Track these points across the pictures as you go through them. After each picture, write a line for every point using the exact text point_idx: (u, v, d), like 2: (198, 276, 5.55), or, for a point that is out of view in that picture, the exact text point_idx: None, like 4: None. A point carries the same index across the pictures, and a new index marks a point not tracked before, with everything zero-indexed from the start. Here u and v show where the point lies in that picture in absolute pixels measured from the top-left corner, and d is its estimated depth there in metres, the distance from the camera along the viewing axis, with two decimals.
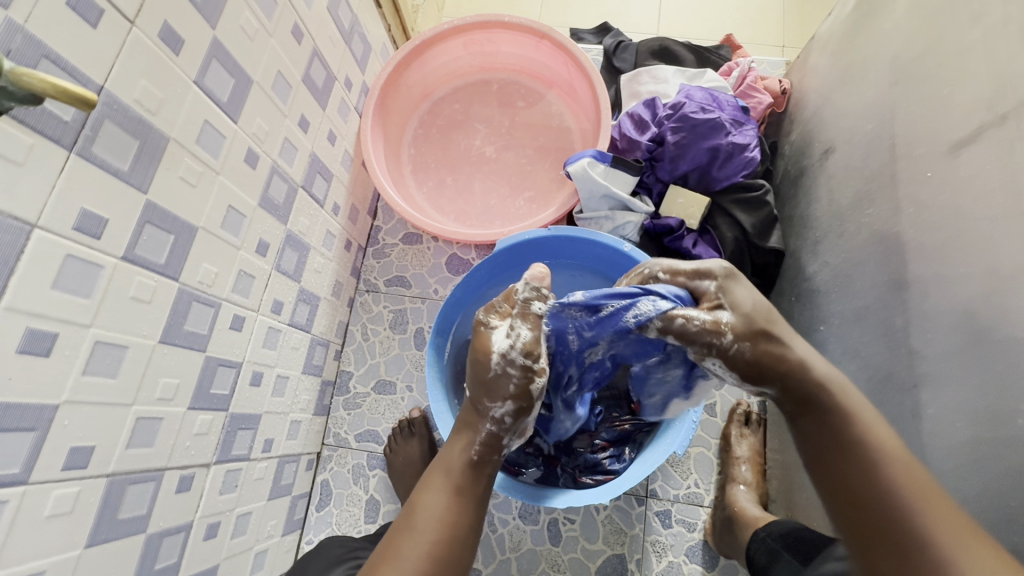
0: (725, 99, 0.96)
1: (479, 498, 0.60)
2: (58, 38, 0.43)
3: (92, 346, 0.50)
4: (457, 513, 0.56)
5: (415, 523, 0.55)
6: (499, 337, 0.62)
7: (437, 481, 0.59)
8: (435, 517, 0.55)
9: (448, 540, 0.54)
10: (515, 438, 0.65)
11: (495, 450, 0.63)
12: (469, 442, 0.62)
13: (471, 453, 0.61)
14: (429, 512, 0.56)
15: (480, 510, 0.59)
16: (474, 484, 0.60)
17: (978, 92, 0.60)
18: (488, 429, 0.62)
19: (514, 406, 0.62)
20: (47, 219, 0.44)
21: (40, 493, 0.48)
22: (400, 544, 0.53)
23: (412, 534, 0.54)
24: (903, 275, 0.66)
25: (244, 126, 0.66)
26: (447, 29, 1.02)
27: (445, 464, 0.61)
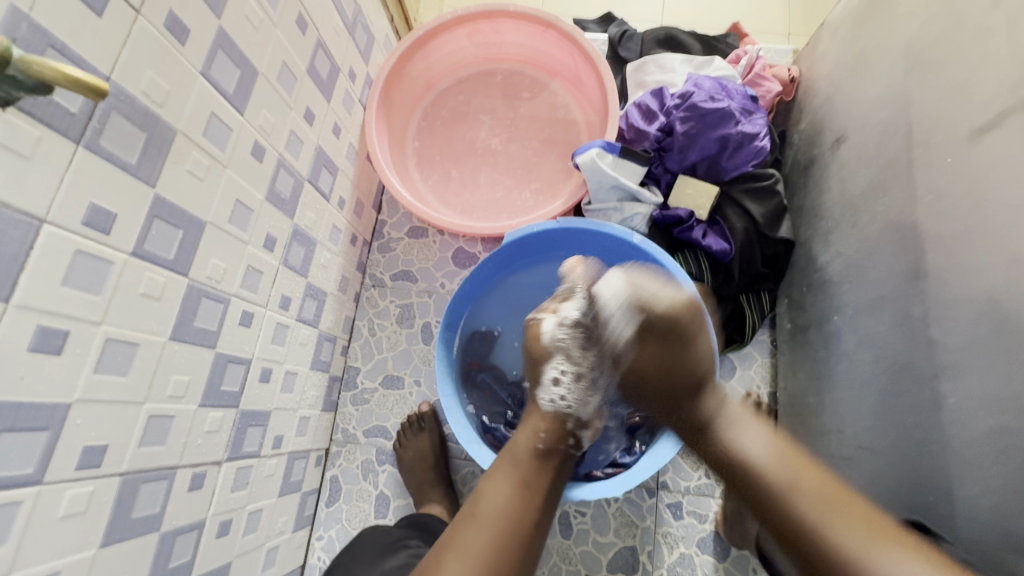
0: (734, 88, 0.95)
1: (546, 489, 0.65)
2: (64, 27, 0.42)
3: (103, 344, 0.49)
4: (518, 507, 0.61)
5: (479, 513, 0.60)
6: (551, 326, 0.73)
7: (500, 473, 0.65)
8: (502, 506, 0.61)
9: (509, 528, 0.59)
10: (580, 430, 0.73)
11: (561, 439, 0.70)
12: (536, 431, 0.69)
13: (537, 441, 0.68)
14: (495, 501, 0.61)
15: (546, 499, 0.65)
16: (540, 474, 0.66)
17: (999, 77, 0.59)
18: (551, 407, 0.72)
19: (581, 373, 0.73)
20: (56, 213, 0.43)
21: (54, 493, 0.47)
22: (465, 533, 0.58)
23: (478, 526, 0.59)
24: (920, 263, 0.66)
25: (251, 119, 0.65)
26: (451, 19, 1.00)
27: (511, 454, 0.67)
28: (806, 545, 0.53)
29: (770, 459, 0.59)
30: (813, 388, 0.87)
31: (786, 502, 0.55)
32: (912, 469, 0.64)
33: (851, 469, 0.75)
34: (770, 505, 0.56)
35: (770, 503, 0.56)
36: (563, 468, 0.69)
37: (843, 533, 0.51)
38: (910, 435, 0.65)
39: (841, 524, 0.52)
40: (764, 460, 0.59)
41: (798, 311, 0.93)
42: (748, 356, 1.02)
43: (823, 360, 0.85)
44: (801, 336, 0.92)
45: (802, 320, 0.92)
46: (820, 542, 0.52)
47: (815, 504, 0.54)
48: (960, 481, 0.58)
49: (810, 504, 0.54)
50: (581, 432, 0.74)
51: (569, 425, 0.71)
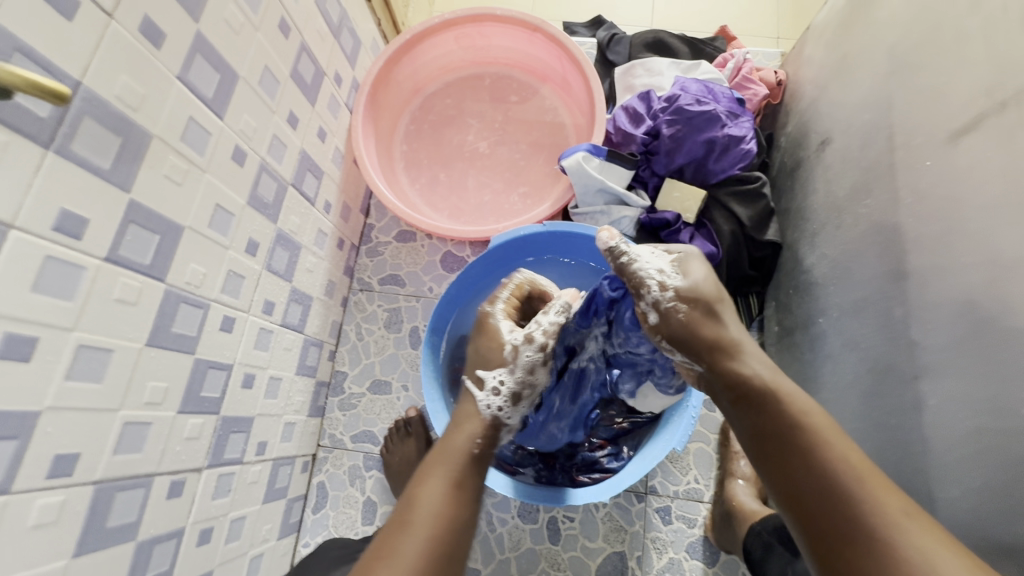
0: (720, 91, 0.95)
1: (478, 496, 0.57)
2: (32, 31, 0.42)
3: (75, 350, 0.49)
4: (457, 508, 0.54)
5: (413, 516, 0.52)
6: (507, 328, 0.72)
7: (434, 473, 0.57)
8: (439, 510, 0.52)
9: (447, 533, 0.52)
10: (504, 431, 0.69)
11: (490, 442, 0.64)
12: (471, 432, 0.63)
13: (473, 444, 0.61)
14: (429, 504, 0.53)
15: (478, 505, 0.57)
16: (473, 478, 0.58)
17: (978, 79, 0.59)
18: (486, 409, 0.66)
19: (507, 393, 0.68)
20: (25, 219, 0.43)
21: (23, 503, 0.46)
22: (396, 540, 0.50)
23: (412, 530, 0.50)
24: (902, 265, 0.66)
25: (230, 123, 0.65)
26: (437, 22, 1.00)
27: (444, 454, 0.59)
28: (822, 510, 0.46)
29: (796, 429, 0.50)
30: None
31: (816, 455, 0.48)
32: (896, 472, 0.64)
33: None
34: (792, 461, 0.49)
35: (795, 454, 0.49)
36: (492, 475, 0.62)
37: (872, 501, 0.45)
38: (894, 438, 0.65)
39: (875, 492, 0.45)
40: (806, 407, 0.51)
41: (785, 313, 0.93)
42: None
43: (810, 363, 0.84)
44: (788, 339, 0.91)
45: (789, 323, 0.92)
46: (842, 507, 0.45)
47: (848, 467, 0.47)
48: (942, 484, 0.58)
49: (840, 463, 0.47)
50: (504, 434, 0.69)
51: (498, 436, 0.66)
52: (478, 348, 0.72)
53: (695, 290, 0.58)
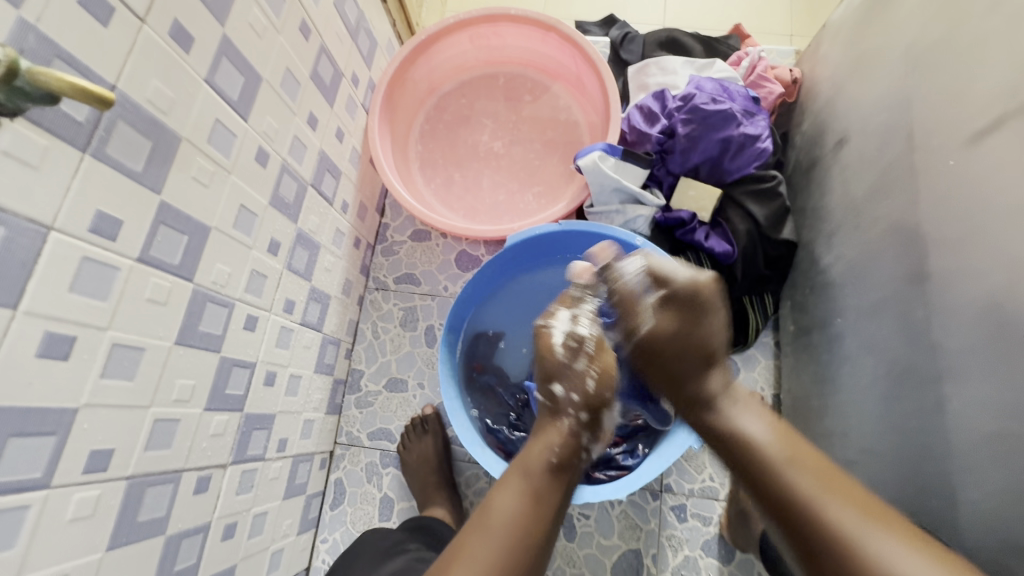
0: (736, 89, 0.95)
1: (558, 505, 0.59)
2: (71, 39, 0.43)
3: (109, 349, 0.50)
4: (530, 510, 0.57)
5: (490, 522, 0.55)
6: (564, 324, 0.70)
7: (513, 479, 0.60)
8: (511, 517, 0.56)
9: (521, 536, 0.55)
10: (593, 444, 0.67)
11: (575, 453, 0.64)
12: (558, 444, 0.63)
13: (551, 455, 0.62)
14: (503, 510, 0.56)
15: (556, 513, 0.59)
16: (552, 492, 0.60)
17: (999, 79, 0.59)
18: (565, 423, 0.65)
19: (587, 405, 0.66)
20: (63, 220, 0.44)
21: (61, 497, 0.47)
22: (473, 542, 0.54)
23: (488, 534, 0.54)
24: (922, 265, 0.66)
25: (254, 125, 0.66)
26: (452, 23, 1.01)
27: (525, 461, 0.62)
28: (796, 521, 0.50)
29: (771, 438, 0.57)
30: (817, 391, 0.87)
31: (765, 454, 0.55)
32: (915, 472, 0.64)
33: (854, 471, 0.76)
34: (763, 484, 0.54)
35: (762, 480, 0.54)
36: (573, 482, 0.63)
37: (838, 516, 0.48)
38: (913, 437, 0.65)
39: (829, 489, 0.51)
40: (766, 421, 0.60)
41: (801, 313, 0.93)
42: (751, 358, 1.02)
43: (827, 362, 0.84)
44: (804, 338, 0.92)
45: (805, 322, 0.92)
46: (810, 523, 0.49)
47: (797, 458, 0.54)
48: (963, 484, 0.58)
49: (799, 480, 0.52)
50: (592, 446, 0.67)
51: (581, 441, 0.65)
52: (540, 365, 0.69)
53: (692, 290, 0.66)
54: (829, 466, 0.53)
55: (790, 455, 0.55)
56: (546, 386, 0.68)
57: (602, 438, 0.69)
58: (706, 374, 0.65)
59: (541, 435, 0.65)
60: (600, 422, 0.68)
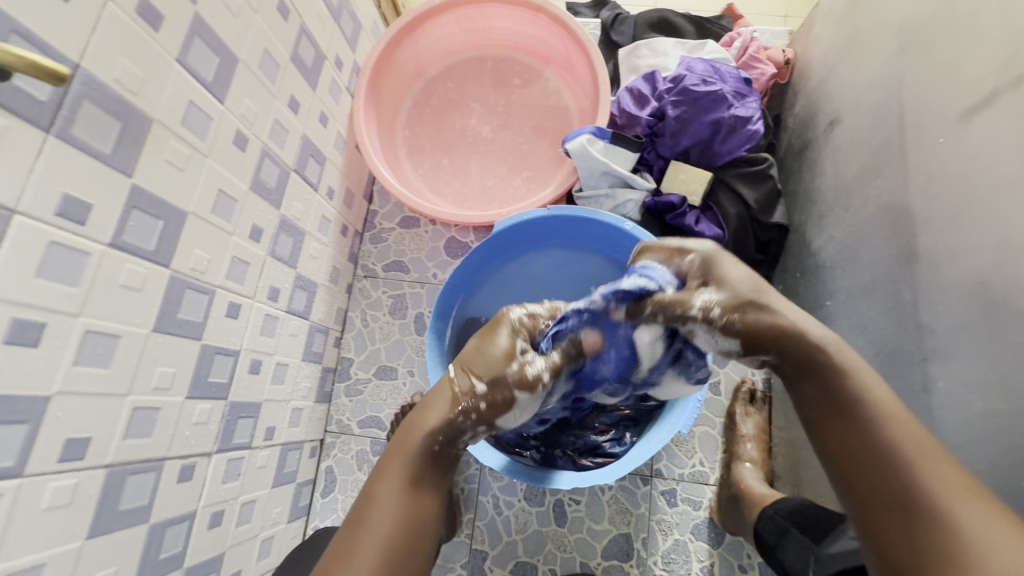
0: (727, 70, 0.93)
1: (437, 493, 0.54)
2: (30, 15, 0.41)
3: (82, 336, 0.49)
4: (417, 506, 0.52)
5: (369, 521, 0.50)
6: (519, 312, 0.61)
7: (394, 472, 0.53)
8: (395, 509, 0.51)
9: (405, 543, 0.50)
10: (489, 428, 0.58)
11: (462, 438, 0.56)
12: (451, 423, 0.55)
13: (433, 441, 0.54)
14: (385, 506, 0.51)
15: (437, 502, 0.54)
16: (432, 476, 0.54)
17: (991, 54, 0.58)
18: (461, 421, 0.55)
19: (486, 418, 0.56)
20: (27, 204, 0.43)
21: (36, 486, 0.47)
22: (357, 543, 0.49)
23: (369, 536, 0.49)
24: (912, 246, 0.65)
25: (231, 108, 0.64)
26: (439, 4, 0.99)
27: (402, 445, 0.54)
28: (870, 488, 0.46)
29: (890, 402, 0.48)
30: None
31: (876, 430, 0.47)
32: None
33: None
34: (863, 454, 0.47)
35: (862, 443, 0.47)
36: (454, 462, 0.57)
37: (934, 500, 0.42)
38: None
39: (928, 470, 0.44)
40: (868, 382, 0.50)
41: (791, 297, 0.93)
42: None
43: None
44: None
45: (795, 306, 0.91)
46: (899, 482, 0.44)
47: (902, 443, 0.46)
48: None
49: (903, 443, 0.46)
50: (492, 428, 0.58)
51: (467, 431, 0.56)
52: (477, 344, 0.58)
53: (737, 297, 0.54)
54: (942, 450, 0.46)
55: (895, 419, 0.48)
56: (465, 368, 0.57)
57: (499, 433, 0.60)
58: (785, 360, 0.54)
59: (430, 416, 0.55)
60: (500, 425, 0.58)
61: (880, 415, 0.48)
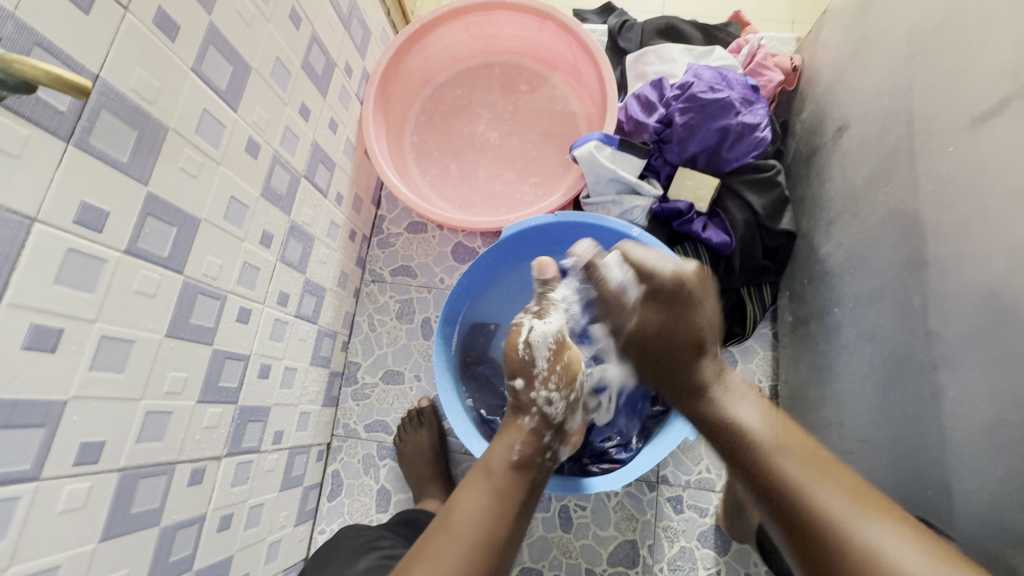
0: (734, 77, 0.94)
1: (522, 504, 0.60)
2: (51, 27, 0.42)
3: (98, 341, 0.50)
4: (495, 511, 0.58)
5: (454, 523, 0.55)
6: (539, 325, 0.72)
7: (476, 494, 0.59)
8: (475, 515, 0.56)
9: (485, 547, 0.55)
10: (559, 443, 0.71)
11: (541, 453, 0.66)
12: (528, 449, 0.65)
13: (513, 454, 0.63)
14: (466, 513, 0.57)
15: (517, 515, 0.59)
16: (514, 489, 0.61)
17: (1000, 63, 0.58)
18: (528, 423, 0.68)
19: (555, 421, 0.69)
20: (47, 212, 0.43)
21: (52, 489, 0.47)
22: (437, 541, 0.54)
23: (453, 534, 0.54)
24: (921, 254, 0.65)
25: (244, 115, 0.65)
26: (447, 11, 0.99)
27: (484, 473, 0.62)
28: (775, 504, 0.52)
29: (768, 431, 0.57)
30: (814, 381, 0.87)
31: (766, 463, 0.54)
32: (912, 462, 0.64)
33: (851, 462, 0.75)
34: (756, 475, 0.54)
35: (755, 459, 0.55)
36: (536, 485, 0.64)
37: (820, 500, 0.49)
38: (910, 428, 0.65)
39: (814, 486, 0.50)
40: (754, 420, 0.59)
41: (799, 303, 0.93)
42: (749, 349, 1.01)
43: (824, 352, 0.84)
44: (802, 329, 0.91)
45: (803, 313, 0.91)
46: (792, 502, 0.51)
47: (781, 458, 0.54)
48: (959, 474, 0.57)
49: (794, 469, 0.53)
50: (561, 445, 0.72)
51: (547, 440, 0.68)
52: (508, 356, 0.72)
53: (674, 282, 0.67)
54: (829, 461, 0.53)
55: (780, 443, 0.55)
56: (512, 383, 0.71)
57: (568, 441, 0.73)
58: (697, 364, 0.66)
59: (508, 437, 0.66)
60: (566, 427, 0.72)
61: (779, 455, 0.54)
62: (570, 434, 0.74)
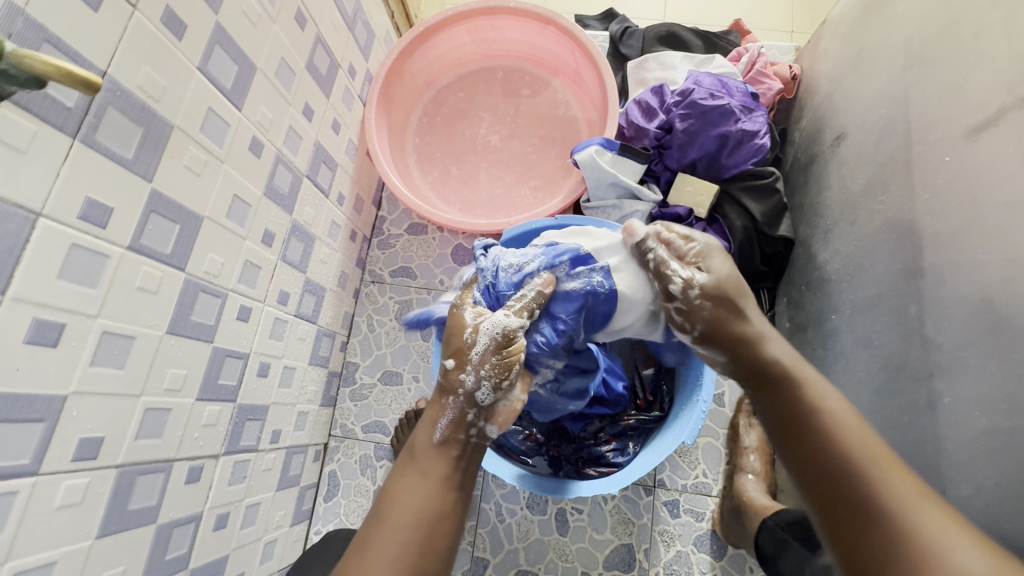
0: (734, 85, 0.94)
1: (456, 480, 0.56)
2: (59, 23, 0.42)
3: (99, 337, 0.50)
4: (432, 500, 0.52)
5: (389, 515, 0.51)
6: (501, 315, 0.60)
7: (408, 482, 0.54)
8: (412, 506, 0.51)
9: (427, 543, 0.50)
10: (486, 420, 0.60)
11: (466, 427, 0.58)
12: (450, 427, 0.58)
13: (435, 434, 0.57)
14: (403, 505, 0.51)
15: (453, 494, 0.54)
16: (443, 469, 0.55)
17: (996, 76, 0.59)
18: (451, 402, 0.59)
19: (480, 402, 0.59)
20: (52, 207, 0.44)
21: (50, 484, 0.47)
22: (376, 540, 0.49)
23: (389, 528, 0.50)
24: (917, 262, 0.65)
25: (248, 114, 0.65)
26: (451, 15, 1.00)
27: (413, 456, 0.56)
28: (834, 483, 0.46)
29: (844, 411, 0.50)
30: None
31: (830, 439, 0.48)
32: None
33: None
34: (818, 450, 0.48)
35: (812, 428, 0.50)
36: (468, 460, 0.58)
37: (885, 487, 0.44)
38: (906, 435, 0.65)
39: (884, 473, 0.45)
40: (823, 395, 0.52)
41: (796, 310, 0.93)
42: None
43: (821, 358, 0.85)
44: (799, 335, 0.92)
45: (800, 319, 0.92)
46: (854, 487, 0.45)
47: (848, 437, 0.48)
48: (954, 481, 0.58)
49: (863, 452, 0.47)
50: (487, 422, 0.60)
51: (470, 415, 0.59)
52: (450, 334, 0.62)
53: (728, 281, 0.60)
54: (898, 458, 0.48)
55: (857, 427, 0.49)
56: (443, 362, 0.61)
57: (499, 417, 0.61)
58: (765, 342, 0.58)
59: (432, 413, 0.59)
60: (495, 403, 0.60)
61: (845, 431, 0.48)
62: (498, 413, 0.61)
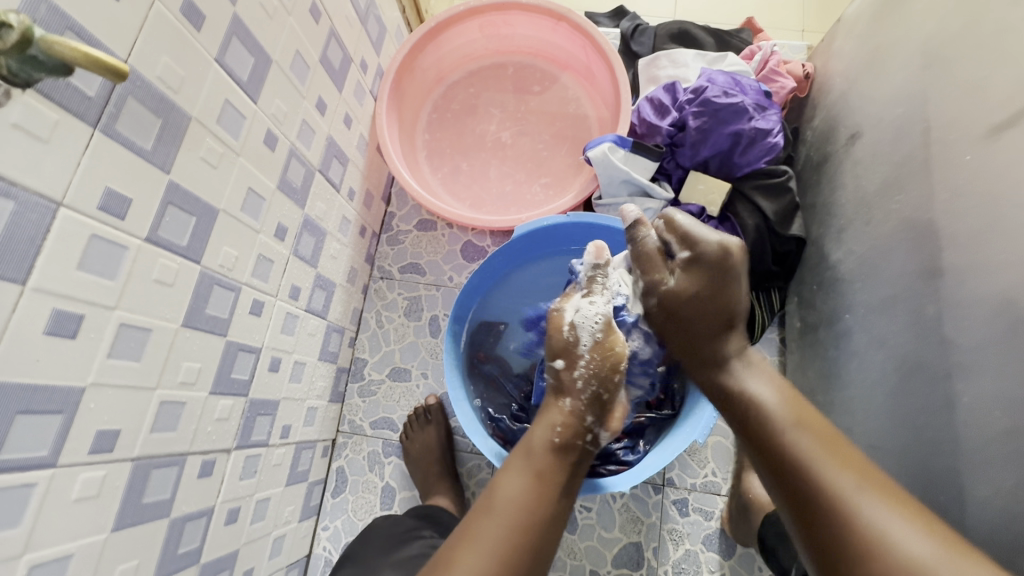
0: (748, 83, 0.94)
1: (565, 489, 0.58)
2: (82, 11, 0.42)
3: (117, 329, 0.50)
4: (537, 499, 0.55)
5: (496, 506, 0.54)
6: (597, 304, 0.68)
7: (519, 475, 0.56)
8: (518, 498, 0.54)
9: (529, 543, 0.52)
10: (600, 427, 0.64)
11: (580, 434, 0.62)
12: (566, 429, 0.61)
13: (552, 435, 0.60)
14: (511, 494, 0.54)
15: (561, 500, 0.57)
16: (556, 471, 0.58)
17: (1019, 75, 0.58)
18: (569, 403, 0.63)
19: (592, 399, 0.64)
20: (72, 197, 0.43)
21: (67, 476, 0.47)
22: (479, 526, 0.52)
23: (494, 517, 0.53)
24: (935, 262, 0.65)
25: (263, 107, 0.65)
26: (462, 10, 1.00)
27: (526, 450, 0.59)
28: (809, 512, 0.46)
29: (782, 409, 0.54)
30: (822, 387, 0.87)
31: (801, 471, 0.48)
32: (923, 469, 0.64)
33: None
34: (777, 460, 0.50)
35: (783, 459, 0.50)
36: (579, 467, 0.61)
37: (860, 503, 0.44)
38: (922, 436, 0.65)
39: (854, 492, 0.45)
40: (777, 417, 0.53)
41: (808, 309, 0.93)
42: (756, 354, 1.02)
43: (833, 358, 0.84)
44: (811, 335, 0.91)
45: (812, 318, 0.91)
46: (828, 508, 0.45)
47: (819, 481, 0.47)
48: (973, 482, 0.58)
49: (828, 475, 0.47)
50: (602, 429, 0.64)
51: (586, 421, 0.63)
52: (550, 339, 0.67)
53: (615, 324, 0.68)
54: (860, 457, 0.48)
55: (795, 417, 0.53)
56: (552, 363, 0.66)
57: (608, 422, 0.66)
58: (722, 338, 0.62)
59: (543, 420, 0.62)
60: (607, 409, 0.65)
61: (812, 455, 0.49)
62: (611, 417, 0.66)
